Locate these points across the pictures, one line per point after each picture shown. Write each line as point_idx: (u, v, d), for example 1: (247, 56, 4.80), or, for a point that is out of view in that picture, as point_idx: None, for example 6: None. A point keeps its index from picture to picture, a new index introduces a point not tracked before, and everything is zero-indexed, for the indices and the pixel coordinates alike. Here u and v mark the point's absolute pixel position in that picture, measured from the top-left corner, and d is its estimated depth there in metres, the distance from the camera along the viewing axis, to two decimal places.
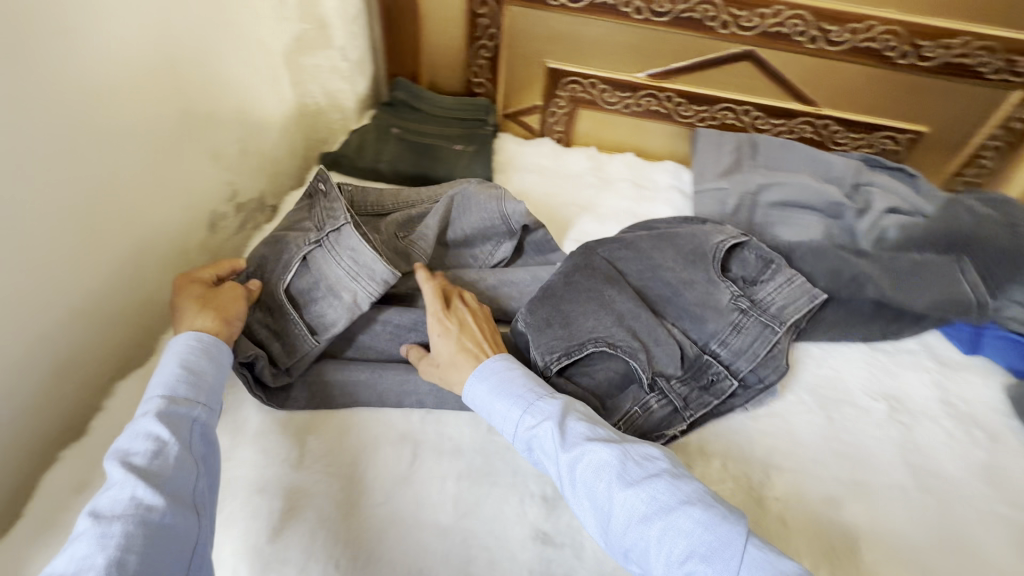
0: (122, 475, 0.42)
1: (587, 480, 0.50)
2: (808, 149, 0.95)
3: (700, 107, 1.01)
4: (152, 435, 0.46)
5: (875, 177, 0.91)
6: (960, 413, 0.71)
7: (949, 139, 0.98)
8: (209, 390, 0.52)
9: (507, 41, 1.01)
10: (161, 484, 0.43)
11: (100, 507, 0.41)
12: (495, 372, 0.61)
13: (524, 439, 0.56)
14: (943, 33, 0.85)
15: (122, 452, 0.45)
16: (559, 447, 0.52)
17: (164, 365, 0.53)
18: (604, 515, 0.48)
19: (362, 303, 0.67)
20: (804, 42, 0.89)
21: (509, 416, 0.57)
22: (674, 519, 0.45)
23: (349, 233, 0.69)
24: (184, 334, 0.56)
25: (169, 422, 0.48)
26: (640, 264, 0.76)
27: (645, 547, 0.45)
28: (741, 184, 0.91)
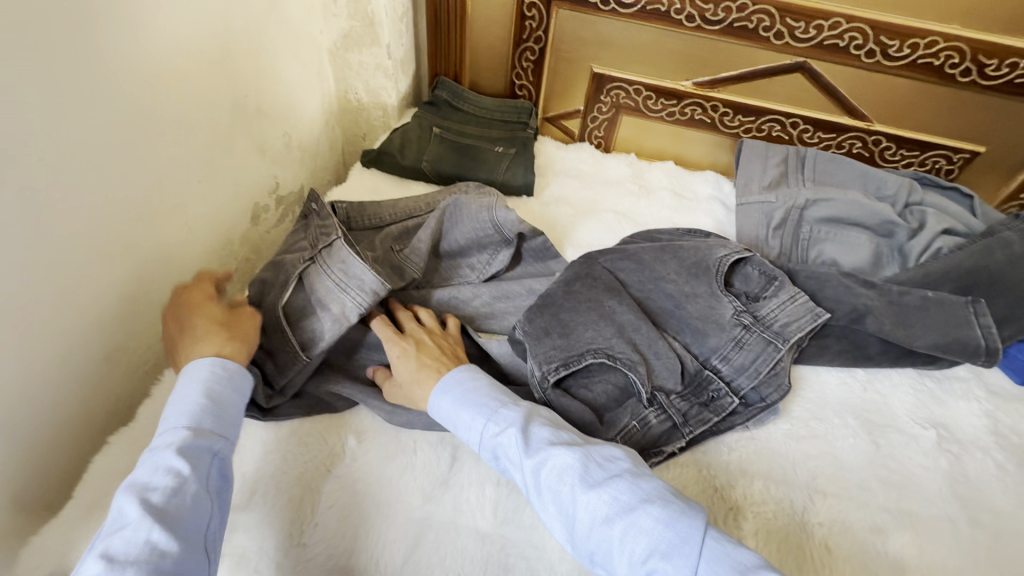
0: (140, 513, 0.42)
1: (551, 485, 0.49)
2: (858, 165, 0.92)
3: (746, 117, 1.00)
4: (173, 472, 0.45)
5: (928, 196, 0.88)
6: (1014, 445, 0.68)
7: (1006, 161, 0.94)
8: (229, 424, 0.52)
9: (552, 44, 1.00)
10: (176, 526, 0.43)
11: (112, 549, 0.40)
12: (455, 379, 0.59)
13: (489, 448, 0.54)
14: (1010, 51, 0.82)
15: (140, 487, 0.44)
16: (524, 457, 0.51)
17: (186, 391, 0.52)
18: (569, 520, 0.47)
19: (351, 315, 0.63)
20: (861, 56, 0.87)
21: (473, 426, 0.55)
22: (637, 518, 0.45)
23: (342, 247, 0.67)
24: (208, 359, 0.55)
25: (189, 457, 0.47)
26: (649, 277, 0.75)
27: (610, 549, 0.45)
28: (788, 198, 0.89)
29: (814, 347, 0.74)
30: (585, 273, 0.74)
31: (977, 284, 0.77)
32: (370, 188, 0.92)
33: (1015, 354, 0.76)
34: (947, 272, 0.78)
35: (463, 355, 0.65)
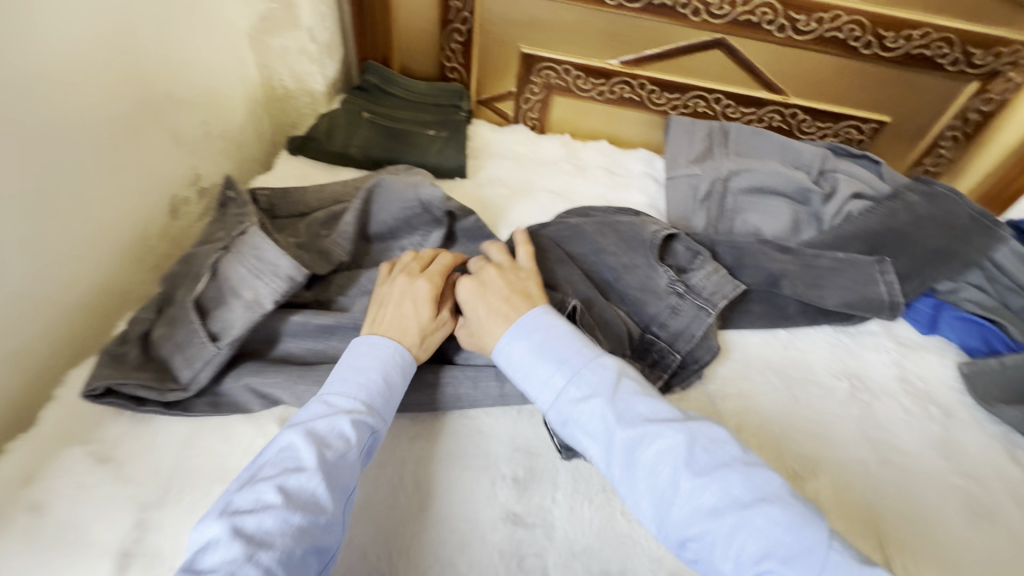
0: (314, 464, 0.47)
1: (648, 464, 0.46)
2: (777, 137, 0.96)
3: (672, 94, 1.02)
4: (343, 438, 0.50)
5: (841, 164, 0.93)
6: (917, 390, 0.73)
7: (909, 130, 1.01)
8: (392, 408, 0.56)
9: (479, 25, 1.00)
10: (334, 488, 0.47)
11: (287, 484, 0.45)
12: (529, 331, 0.58)
13: (564, 408, 0.52)
14: (905, 24, 0.87)
15: (317, 439, 0.49)
16: (616, 425, 0.49)
17: (371, 366, 0.56)
18: (664, 499, 0.45)
19: (263, 301, 0.62)
20: (773, 31, 0.90)
21: (550, 382, 0.54)
22: (749, 516, 0.41)
23: (254, 232, 0.65)
24: (396, 344, 0.58)
25: (358, 428, 0.51)
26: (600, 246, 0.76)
27: (710, 541, 0.42)
28: (712, 170, 0.92)
29: (738, 311, 0.78)
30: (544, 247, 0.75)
31: (884, 243, 0.82)
32: (298, 174, 0.89)
33: (919, 306, 0.82)
34: (857, 234, 0.83)
35: (536, 292, 0.64)
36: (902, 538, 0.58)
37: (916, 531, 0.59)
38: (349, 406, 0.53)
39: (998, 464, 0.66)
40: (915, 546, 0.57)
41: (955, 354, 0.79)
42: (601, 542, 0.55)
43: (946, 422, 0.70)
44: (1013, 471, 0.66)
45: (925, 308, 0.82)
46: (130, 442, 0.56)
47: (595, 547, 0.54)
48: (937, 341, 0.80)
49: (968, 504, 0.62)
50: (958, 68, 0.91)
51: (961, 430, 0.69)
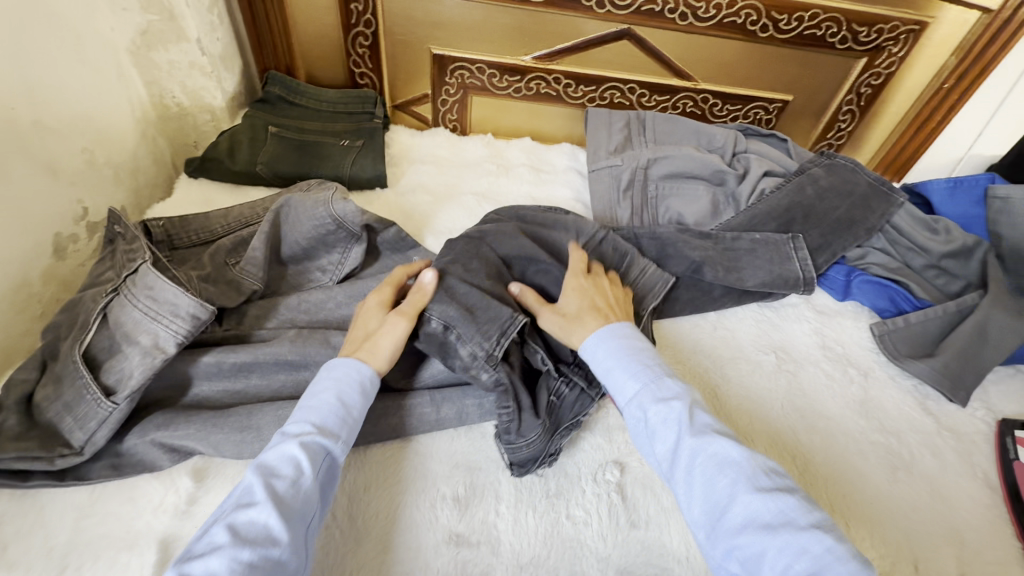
0: (264, 496, 0.43)
1: (707, 473, 0.46)
2: (690, 122, 0.99)
3: (587, 87, 1.03)
4: (295, 465, 0.46)
5: (751, 145, 0.96)
6: (836, 354, 0.77)
7: (810, 107, 1.06)
8: (352, 426, 0.52)
9: (384, 28, 0.96)
10: (289, 517, 0.43)
11: (235, 523, 0.42)
12: (605, 339, 0.58)
13: (645, 408, 0.51)
14: (797, 6, 0.89)
15: (267, 471, 0.45)
16: (688, 431, 0.48)
17: (324, 389, 0.53)
18: (717, 507, 0.44)
19: (165, 346, 0.56)
20: (675, 19, 0.91)
21: (627, 381, 0.54)
22: (803, 537, 0.40)
23: (147, 271, 0.59)
24: (349, 359, 0.55)
25: (311, 453, 0.48)
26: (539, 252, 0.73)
27: (760, 553, 0.41)
28: (632, 159, 0.93)
29: (667, 297, 0.79)
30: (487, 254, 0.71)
31: (795, 219, 0.86)
32: (200, 199, 0.83)
33: (833, 275, 0.87)
34: (771, 211, 0.86)
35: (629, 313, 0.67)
36: (836, 501, 0.60)
37: (847, 491, 0.61)
38: (302, 431, 0.49)
39: (912, 417, 0.71)
40: (847, 507, 0.60)
41: (868, 316, 0.83)
42: (547, 549, 0.54)
43: (864, 382, 0.74)
44: (926, 423, 0.70)
45: (838, 276, 0.86)
46: (11, 522, 0.50)
47: (542, 555, 0.53)
48: (851, 305, 0.85)
49: (890, 458, 0.65)
50: (847, 46, 0.95)
51: (878, 388, 0.74)
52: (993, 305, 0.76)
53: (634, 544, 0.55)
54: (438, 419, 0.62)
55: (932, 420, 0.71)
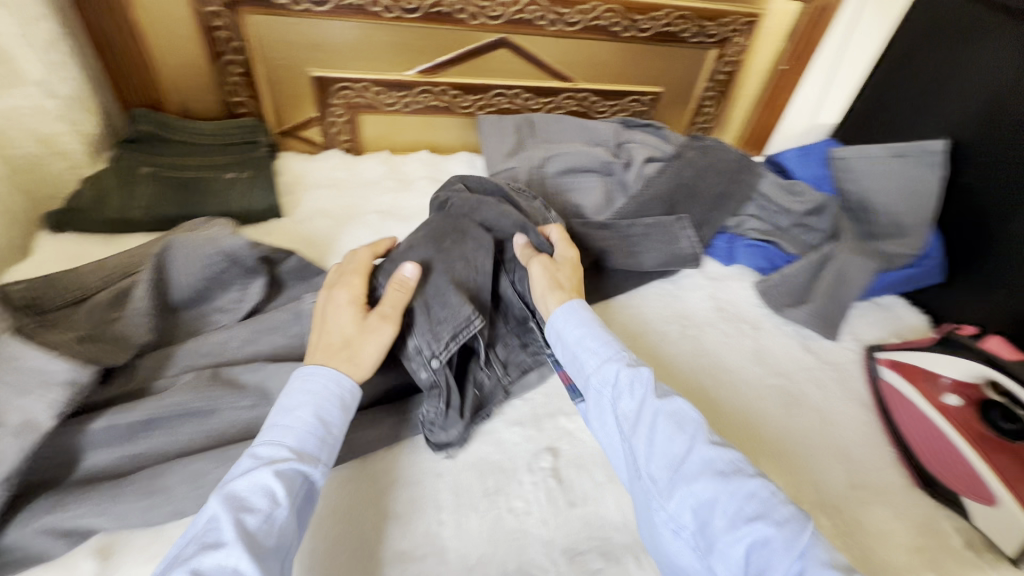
0: (235, 536, 0.43)
1: (667, 433, 0.53)
2: (576, 120, 1.05)
3: (475, 96, 1.06)
4: (269, 496, 0.46)
5: (632, 135, 1.04)
6: (730, 313, 0.85)
7: (679, 96, 1.16)
8: (330, 447, 0.52)
9: (258, 54, 0.93)
10: (261, 556, 0.43)
11: (202, 566, 0.41)
12: (574, 312, 0.65)
13: (616, 372, 0.59)
14: (650, 7, 0.98)
15: (238, 504, 0.45)
16: (654, 393, 0.56)
17: (302, 408, 0.53)
18: (674, 461, 0.52)
19: (41, 421, 0.50)
20: (546, 26, 0.97)
21: (597, 353, 0.61)
22: (750, 483, 0.49)
23: (8, 341, 0.52)
24: (326, 369, 0.55)
25: (287, 481, 0.48)
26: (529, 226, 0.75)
27: (713, 500, 0.49)
28: (526, 160, 0.97)
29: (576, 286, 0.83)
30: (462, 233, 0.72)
31: (678, 199, 0.94)
32: (68, 255, 0.75)
33: (717, 244, 0.96)
34: (658, 194, 0.94)
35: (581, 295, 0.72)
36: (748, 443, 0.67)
37: (753, 434, 0.68)
38: (278, 456, 0.49)
39: (798, 358, 0.80)
40: (768, 445, 0.67)
41: (752, 277, 0.93)
42: (493, 546, 0.55)
43: (756, 334, 0.83)
44: (805, 358, 0.80)
45: (722, 244, 0.96)
46: None
47: (488, 554, 0.54)
48: (737, 268, 0.94)
49: (784, 398, 0.74)
50: (699, 39, 1.06)
51: (767, 337, 0.83)
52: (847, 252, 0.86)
53: (575, 521, 0.58)
54: (367, 442, 0.61)
55: (813, 356, 0.81)
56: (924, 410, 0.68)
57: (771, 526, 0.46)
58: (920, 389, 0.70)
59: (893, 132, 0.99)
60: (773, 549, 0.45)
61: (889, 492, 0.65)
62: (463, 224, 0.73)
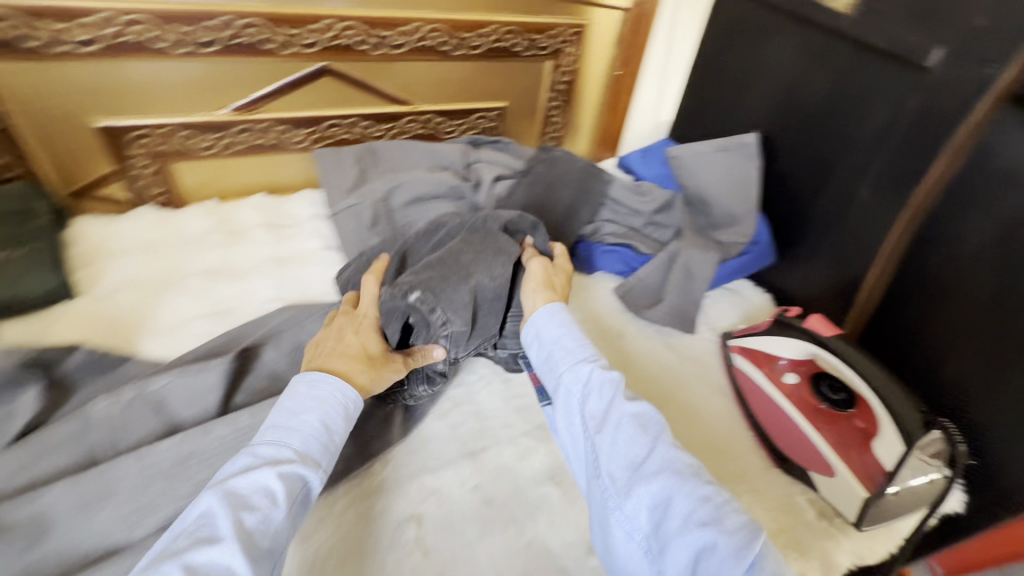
0: (230, 534, 0.42)
1: (628, 433, 0.52)
2: (421, 144, 1.00)
3: (306, 129, 0.97)
4: (267, 498, 0.45)
5: (481, 155, 1.02)
6: (594, 325, 0.86)
7: (525, 109, 1.16)
8: (332, 454, 0.51)
9: (17, 107, 0.78)
10: (255, 558, 0.42)
11: (195, 562, 0.40)
12: (552, 315, 0.64)
13: (587, 373, 0.58)
14: (476, 24, 0.97)
15: (238, 502, 0.44)
16: (622, 394, 0.55)
17: (305, 411, 0.51)
18: (634, 462, 0.50)
19: None
20: (369, 50, 0.92)
21: (569, 352, 0.61)
22: (704, 485, 0.47)
23: None
24: (335, 378, 0.53)
25: (286, 482, 0.47)
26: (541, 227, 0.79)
27: (668, 500, 0.47)
28: (370, 195, 0.91)
29: None
30: (498, 258, 0.72)
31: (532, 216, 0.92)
32: None
33: (578, 254, 0.96)
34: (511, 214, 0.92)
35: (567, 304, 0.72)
36: None
37: None
38: (280, 456, 0.48)
39: (661, 358, 0.82)
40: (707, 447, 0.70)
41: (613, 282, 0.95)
42: None
43: (621, 339, 0.84)
44: (667, 357, 0.83)
45: (582, 253, 0.96)
46: None
47: None
48: (599, 276, 0.96)
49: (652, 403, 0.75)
50: (532, 52, 1.06)
51: (632, 342, 0.84)
52: (688, 244, 0.90)
53: None
54: None
55: (674, 352, 0.84)
56: (770, 394, 0.72)
57: (719, 534, 0.44)
58: (766, 372, 0.74)
59: (710, 133, 1.02)
60: (718, 556, 0.43)
61: (752, 478, 0.67)
62: (505, 245, 0.74)
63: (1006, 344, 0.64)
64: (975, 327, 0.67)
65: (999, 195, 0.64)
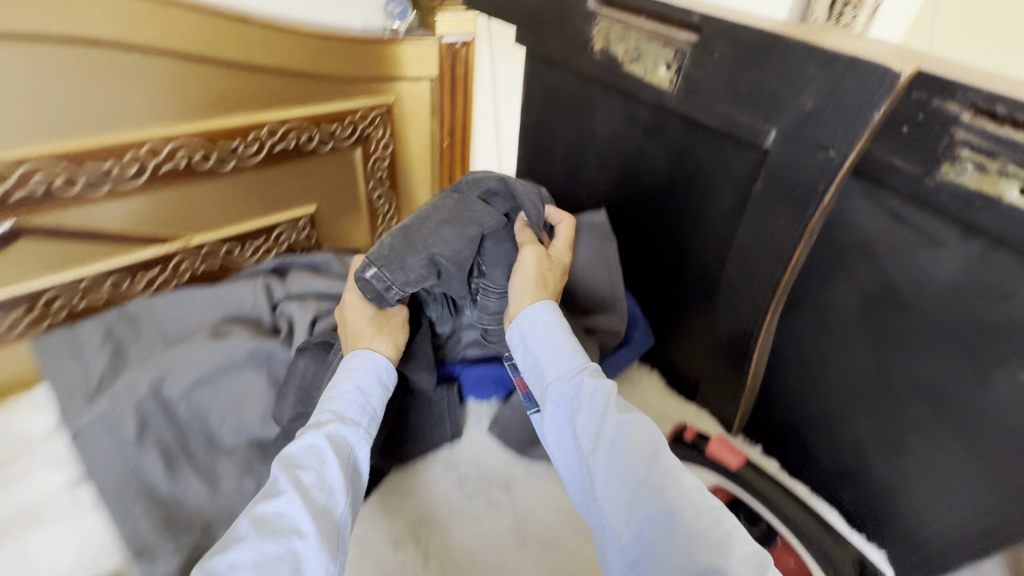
0: (290, 486, 0.47)
1: (620, 446, 0.49)
2: (203, 291, 0.76)
3: (16, 311, 0.69)
4: (317, 455, 0.51)
5: (290, 287, 0.81)
6: (476, 484, 0.71)
7: (342, 207, 0.95)
8: (370, 416, 0.57)
9: None
10: (313, 508, 0.47)
11: (263, 513, 0.45)
12: (540, 316, 0.60)
13: (580, 380, 0.55)
14: (242, 127, 0.76)
15: (292, 465, 0.50)
16: (614, 404, 0.52)
17: (343, 385, 0.58)
18: (631, 483, 0.47)
19: None
20: (85, 190, 0.67)
21: (555, 361, 0.57)
22: (705, 513, 0.44)
23: None
24: (363, 349, 0.61)
25: (333, 442, 0.52)
26: (519, 190, 0.68)
27: (669, 527, 0.43)
28: (130, 394, 0.66)
29: None
30: (467, 228, 0.65)
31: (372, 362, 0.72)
32: None
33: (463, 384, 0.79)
34: None
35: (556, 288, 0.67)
36: None
37: None
38: (324, 420, 0.55)
39: (561, 505, 0.69)
40: None
41: (488, 411, 0.80)
42: None
43: (509, 497, 0.70)
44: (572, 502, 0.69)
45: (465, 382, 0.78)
46: None
47: None
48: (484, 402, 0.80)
49: None
50: (331, 144, 0.87)
51: (525, 492, 0.70)
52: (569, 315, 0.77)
53: None
54: None
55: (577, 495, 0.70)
56: None
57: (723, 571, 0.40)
58: None
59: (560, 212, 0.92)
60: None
61: None
62: (478, 214, 0.66)
63: (890, 407, 0.65)
64: (863, 392, 0.67)
65: (854, 264, 0.62)
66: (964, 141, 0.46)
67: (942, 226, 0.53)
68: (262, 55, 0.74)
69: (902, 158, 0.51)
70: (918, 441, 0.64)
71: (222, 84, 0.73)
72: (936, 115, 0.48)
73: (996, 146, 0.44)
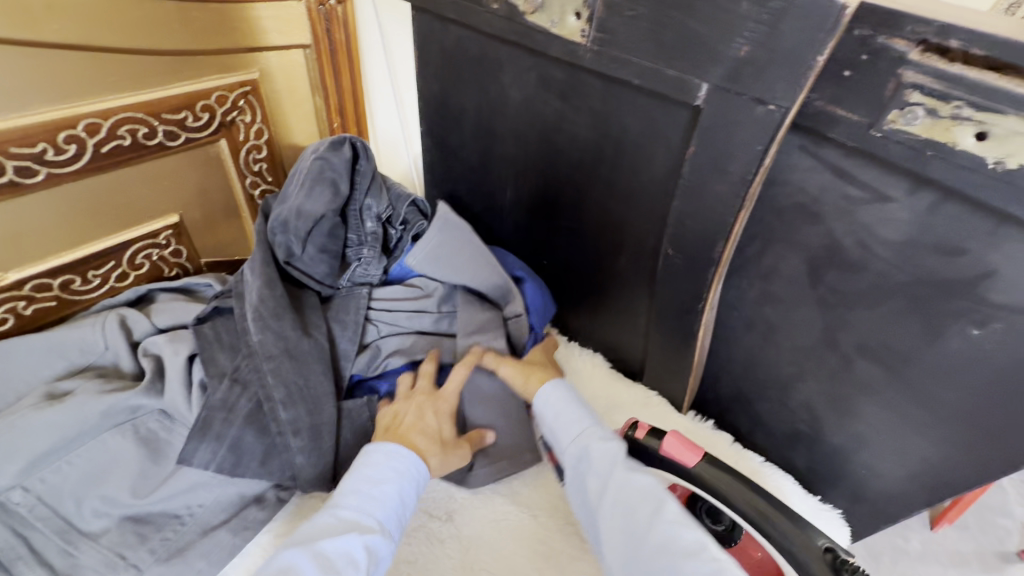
0: None
1: (626, 503, 0.50)
2: (32, 338, 0.62)
3: None
4: (350, 564, 0.47)
5: (154, 319, 0.66)
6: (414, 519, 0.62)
7: (216, 212, 0.82)
8: (403, 529, 0.53)
9: None
10: None
11: None
12: (555, 391, 0.61)
13: (587, 446, 0.56)
14: (49, 127, 0.61)
15: (326, 567, 0.46)
16: (621, 466, 0.53)
17: (387, 480, 0.54)
18: (635, 540, 0.48)
19: None
20: None
21: (567, 428, 0.58)
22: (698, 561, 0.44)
23: None
24: (413, 453, 0.55)
25: (370, 552, 0.48)
26: (343, 137, 0.67)
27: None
28: None
29: None
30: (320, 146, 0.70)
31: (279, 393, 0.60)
32: None
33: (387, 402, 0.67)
34: (233, 408, 0.59)
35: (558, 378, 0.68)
36: None
37: None
38: (362, 521, 0.50)
39: (512, 525, 0.62)
40: None
41: None
42: None
43: (453, 528, 0.61)
44: (526, 521, 0.62)
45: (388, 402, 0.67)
46: None
47: None
48: None
49: None
50: (185, 138, 0.73)
51: (472, 519, 0.62)
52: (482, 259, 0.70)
53: None
54: None
55: (531, 513, 0.63)
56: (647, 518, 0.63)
57: None
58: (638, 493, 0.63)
59: (475, 194, 0.82)
60: None
61: None
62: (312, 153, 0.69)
63: (839, 371, 0.60)
64: (811, 356, 0.62)
65: (797, 227, 0.55)
66: (914, 83, 0.41)
67: (887, 179, 0.47)
68: (53, 30, 0.59)
69: (848, 108, 0.45)
70: (872, 404, 0.59)
71: (1, 71, 0.57)
72: (881, 56, 0.42)
73: (950, 87, 0.39)
